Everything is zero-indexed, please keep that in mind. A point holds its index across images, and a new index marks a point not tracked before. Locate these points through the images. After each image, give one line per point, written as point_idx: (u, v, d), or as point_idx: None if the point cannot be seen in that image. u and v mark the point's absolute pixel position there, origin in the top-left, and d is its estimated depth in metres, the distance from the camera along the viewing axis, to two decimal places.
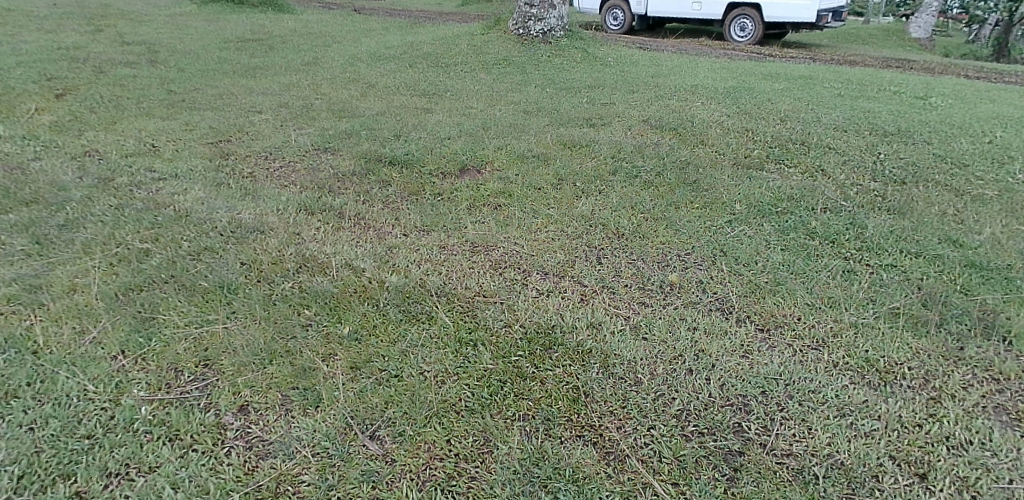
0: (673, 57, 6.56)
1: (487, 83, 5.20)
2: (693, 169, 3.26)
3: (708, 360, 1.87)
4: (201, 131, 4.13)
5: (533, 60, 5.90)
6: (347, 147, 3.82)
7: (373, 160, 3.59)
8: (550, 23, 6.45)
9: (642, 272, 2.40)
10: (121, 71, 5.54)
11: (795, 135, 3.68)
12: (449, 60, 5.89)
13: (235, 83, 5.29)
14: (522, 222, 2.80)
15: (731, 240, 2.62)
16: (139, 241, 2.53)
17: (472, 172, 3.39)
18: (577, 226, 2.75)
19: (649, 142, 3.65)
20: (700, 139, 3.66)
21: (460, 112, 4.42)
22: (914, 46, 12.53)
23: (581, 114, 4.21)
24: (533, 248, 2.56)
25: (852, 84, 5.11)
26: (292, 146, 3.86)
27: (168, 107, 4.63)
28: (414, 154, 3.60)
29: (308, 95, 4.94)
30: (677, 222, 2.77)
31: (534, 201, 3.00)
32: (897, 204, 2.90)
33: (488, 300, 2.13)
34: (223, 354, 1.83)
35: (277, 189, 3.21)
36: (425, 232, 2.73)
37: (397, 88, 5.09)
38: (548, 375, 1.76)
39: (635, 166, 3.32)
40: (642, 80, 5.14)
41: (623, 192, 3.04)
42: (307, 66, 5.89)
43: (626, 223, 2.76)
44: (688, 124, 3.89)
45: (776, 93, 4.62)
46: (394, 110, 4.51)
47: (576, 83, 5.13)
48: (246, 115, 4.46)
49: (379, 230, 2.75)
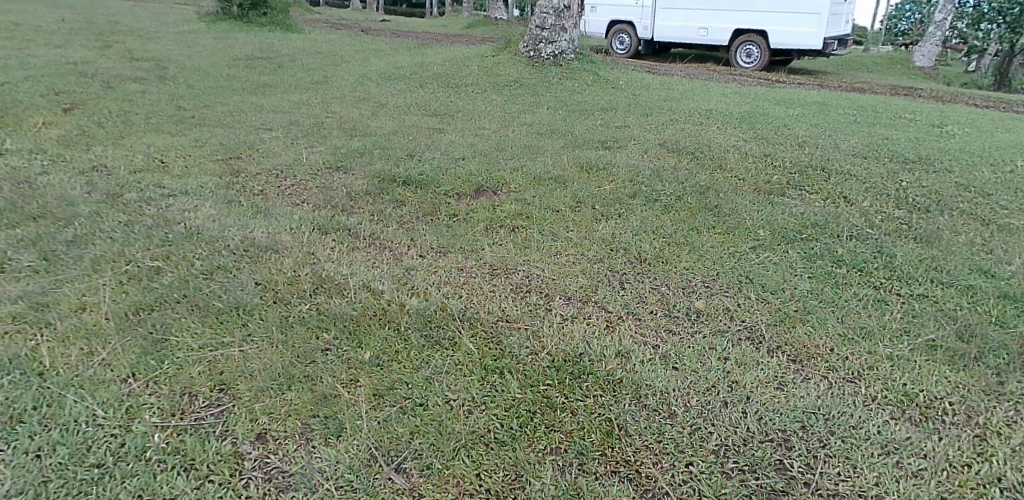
0: (683, 81, 6.59)
1: (500, 105, 5.19)
2: (714, 192, 3.22)
3: (743, 392, 1.80)
4: (211, 149, 4.10)
5: (544, 83, 5.90)
6: (360, 167, 3.77)
7: (387, 179, 3.56)
8: (561, 47, 6.49)
9: (667, 298, 2.35)
10: (131, 87, 5.53)
11: (814, 161, 3.64)
12: (461, 81, 5.88)
13: (244, 101, 5.28)
14: (541, 244, 2.77)
15: (756, 267, 2.57)
16: (150, 258, 2.47)
17: (489, 193, 3.36)
18: (598, 250, 2.71)
19: (667, 165, 3.60)
20: (719, 163, 3.62)
21: (473, 133, 4.40)
22: (919, 75, 12.64)
23: (597, 137, 4.18)
24: (554, 272, 2.52)
25: (866, 111, 5.09)
26: (304, 165, 3.84)
27: (178, 123, 4.62)
28: (429, 174, 3.56)
29: (319, 113, 4.93)
30: (701, 247, 2.72)
31: (552, 225, 2.95)
32: (924, 234, 2.85)
33: (512, 325, 2.07)
34: (239, 379, 1.76)
35: (290, 209, 3.19)
36: (443, 253, 2.73)
37: (409, 108, 5.08)
38: (579, 406, 1.68)
39: (654, 187, 3.28)
40: (656, 104, 5.12)
41: (643, 216, 2.98)
42: (319, 84, 5.89)
43: (647, 247, 2.71)
44: (706, 148, 3.84)
45: (791, 119, 4.60)
46: (407, 130, 4.49)
47: (589, 105, 5.11)
48: (257, 132, 4.44)
49: (396, 252, 2.74)
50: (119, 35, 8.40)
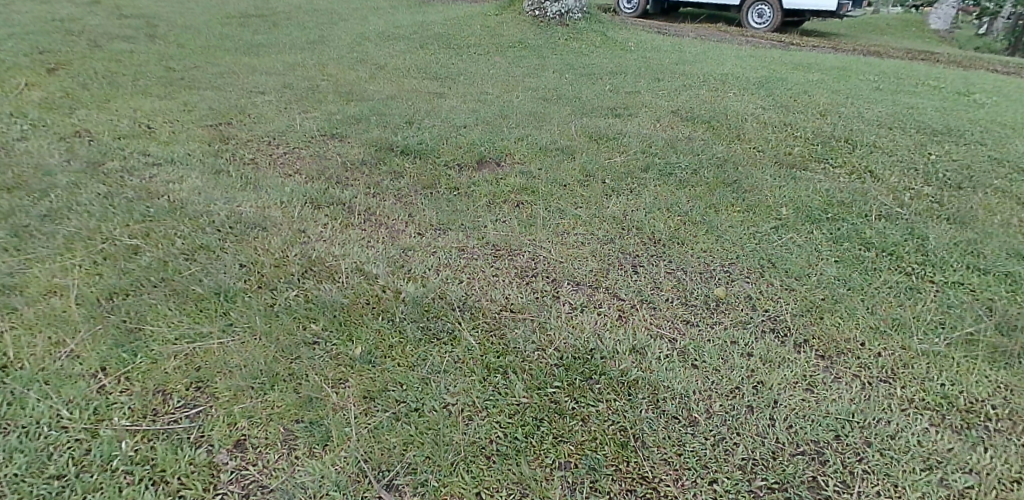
0: (696, 42, 6.25)
1: (503, 67, 4.91)
2: (731, 168, 2.91)
3: (769, 396, 1.65)
4: (199, 113, 3.86)
5: (550, 44, 5.58)
6: (355, 134, 3.55)
7: (384, 148, 3.35)
8: (568, 5, 6.10)
9: (684, 284, 2.18)
10: (116, 44, 5.24)
11: (838, 132, 3.27)
12: (462, 42, 5.57)
13: (237, 61, 4.99)
14: (547, 222, 2.59)
15: (780, 250, 2.37)
16: (127, 235, 2.29)
17: (491, 164, 3.15)
18: (608, 228, 2.52)
19: (680, 135, 3.29)
20: (736, 134, 3.28)
21: (475, 98, 4.16)
22: (938, 38, 12.15)
23: (605, 103, 3.87)
24: (562, 254, 2.34)
25: (891, 75, 4.73)
26: (297, 132, 3.61)
27: (165, 85, 4.36)
28: (428, 143, 3.34)
29: (313, 75, 4.65)
30: (719, 227, 2.50)
31: (559, 201, 2.75)
32: (959, 215, 2.60)
33: (516, 316, 1.90)
34: (218, 376, 1.61)
35: (280, 180, 3.00)
36: (442, 231, 2.57)
37: (407, 70, 4.80)
38: (590, 412, 1.52)
39: (667, 162, 2.98)
40: (666, 67, 4.72)
41: (655, 192, 2.74)
42: (313, 44, 5.58)
43: (662, 226, 2.52)
44: (722, 116, 3.50)
45: (815, 83, 4.17)
46: (405, 94, 4.23)
47: (597, 68, 4.80)
48: (248, 95, 4.18)
49: (392, 229, 2.58)
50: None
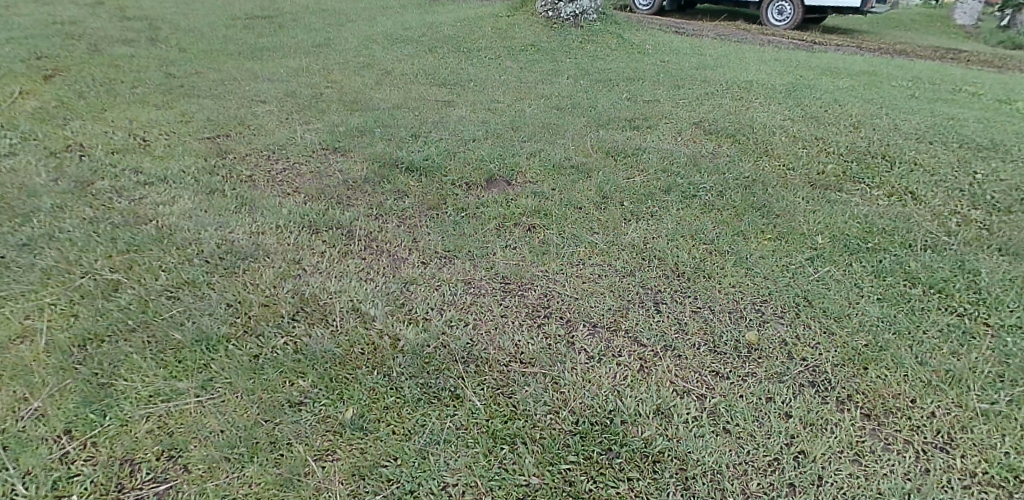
0: (715, 44, 6.00)
1: (514, 72, 4.71)
2: (760, 189, 2.67)
3: (812, 472, 1.46)
4: (198, 125, 3.70)
5: (563, 47, 5.35)
6: (358, 148, 3.37)
7: (387, 164, 3.17)
8: (582, 6, 5.86)
9: (711, 327, 1.98)
10: (117, 48, 5.09)
11: (873, 147, 3.03)
12: (471, 44, 5.37)
13: (239, 66, 4.80)
14: (560, 251, 2.40)
15: (816, 285, 2.16)
16: (109, 268, 2.14)
17: (501, 183, 2.96)
18: (627, 259, 2.32)
19: (704, 150, 3.06)
20: (764, 150, 3.04)
21: (485, 106, 3.97)
22: (964, 34, 11.73)
23: (623, 114, 3.64)
24: (576, 289, 2.15)
25: (926, 79, 4.46)
26: (298, 145, 3.45)
27: (164, 93, 4.21)
28: (434, 160, 3.15)
29: (317, 81, 4.48)
30: (749, 258, 2.29)
31: (573, 226, 2.55)
32: (1013, 244, 2.34)
33: (527, 369, 1.72)
34: (193, 444, 1.44)
35: (278, 201, 2.84)
36: (448, 260, 2.40)
37: (415, 76, 4.62)
38: (610, 495, 1.35)
39: (690, 182, 2.75)
40: (686, 72, 4.49)
41: (679, 216, 2.53)
42: (318, 47, 5.41)
43: (685, 256, 2.31)
44: (747, 129, 3.26)
45: (846, 91, 3.90)
46: (411, 102, 4.05)
47: (613, 73, 4.57)
48: (248, 104, 4.02)
49: (393, 258, 2.41)
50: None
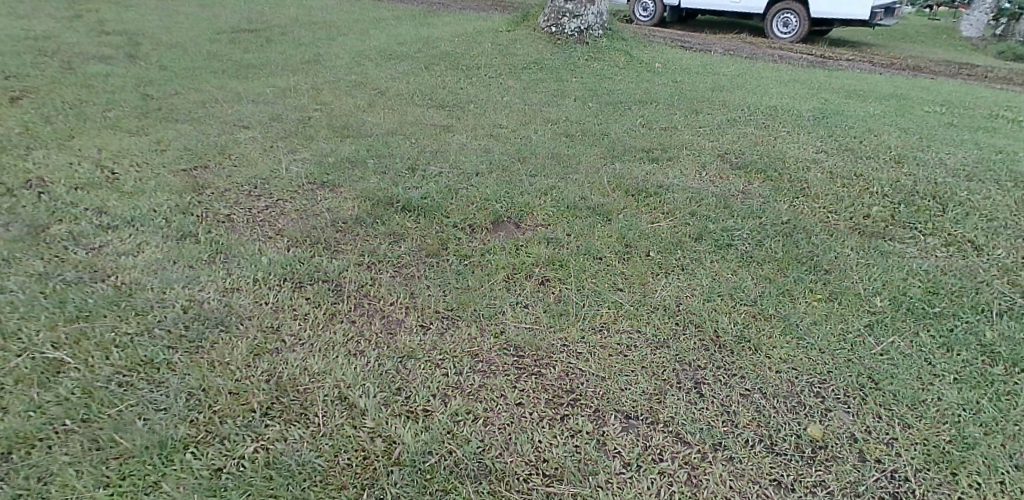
0: (726, 60, 5.72)
1: (517, 93, 4.41)
2: (803, 238, 2.38)
3: None
4: (173, 155, 3.38)
5: (568, 66, 5.06)
6: (350, 183, 3.06)
7: (382, 202, 2.86)
8: (588, 21, 5.58)
9: (764, 416, 1.66)
10: (93, 66, 4.77)
11: (920, 186, 2.75)
12: (471, 61, 5.07)
13: (223, 86, 4.49)
14: (580, 313, 2.09)
15: (880, 361, 1.85)
16: (52, 342, 1.81)
17: (509, 226, 2.65)
18: (659, 325, 2.01)
19: (734, 189, 2.76)
20: (800, 189, 2.75)
21: (488, 133, 3.67)
22: (969, 45, 11.54)
23: (639, 142, 3.35)
24: (602, 366, 1.84)
25: (956, 102, 4.20)
26: (283, 178, 3.13)
27: (140, 117, 3.89)
28: (433, 197, 2.84)
29: (306, 103, 4.16)
30: (799, 325, 1.98)
31: (593, 281, 2.25)
32: None
33: (551, 488, 1.41)
34: None
35: (258, 248, 2.52)
36: (450, 324, 2.08)
37: (411, 97, 4.31)
38: None
39: (723, 227, 2.45)
40: (702, 94, 4.21)
41: (714, 270, 2.23)
42: (308, 64, 5.09)
43: (726, 322, 2.00)
44: (779, 163, 2.98)
45: (878, 118, 3.62)
46: (408, 127, 3.74)
47: (624, 94, 4.28)
48: (231, 130, 3.70)
49: (387, 321, 2.09)
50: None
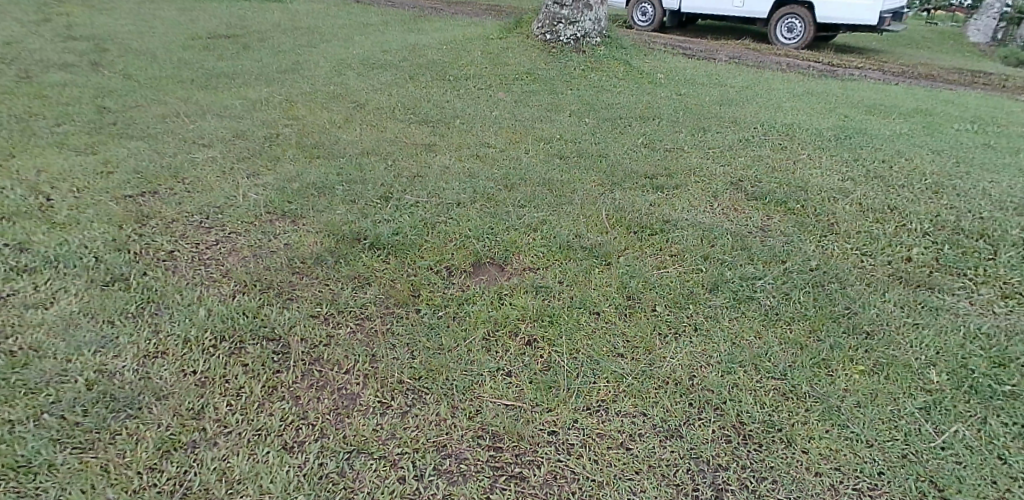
0: (732, 69, 5.37)
1: (508, 106, 4.05)
2: (836, 289, 2.03)
3: None
4: (119, 176, 3.01)
5: (564, 76, 4.70)
6: (313, 214, 2.69)
7: (347, 237, 2.49)
8: (584, 28, 5.23)
9: None
10: (48, 74, 4.38)
11: (965, 223, 2.39)
12: (459, 71, 4.72)
13: (188, 97, 4.12)
14: (573, 388, 1.72)
15: (947, 459, 1.47)
16: None
17: (492, 269, 2.28)
18: (670, 406, 1.64)
19: (751, 226, 2.40)
20: (828, 226, 2.39)
21: (473, 153, 3.31)
22: (979, 51, 11.21)
23: (641, 165, 2.99)
24: (600, 466, 1.47)
25: (986, 117, 3.85)
26: (239, 207, 2.76)
27: (90, 131, 3.51)
28: (406, 233, 2.48)
29: (276, 117, 3.80)
30: (840, 408, 1.61)
31: (590, 343, 1.88)
32: None
33: None
34: None
35: (197, 297, 2.15)
36: (415, 400, 1.71)
37: (392, 111, 3.95)
38: None
39: (742, 275, 2.08)
40: (710, 108, 3.86)
41: (734, 332, 1.86)
42: (284, 73, 4.73)
43: (751, 404, 1.63)
44: (801, 193, 2.62)
45: (905, 136, 3.25)
46: (385, 146, 3.38)
47: (624, 108, 3.92)
48: (188, 148, 3.33)
49: (339, 396, 1.72)
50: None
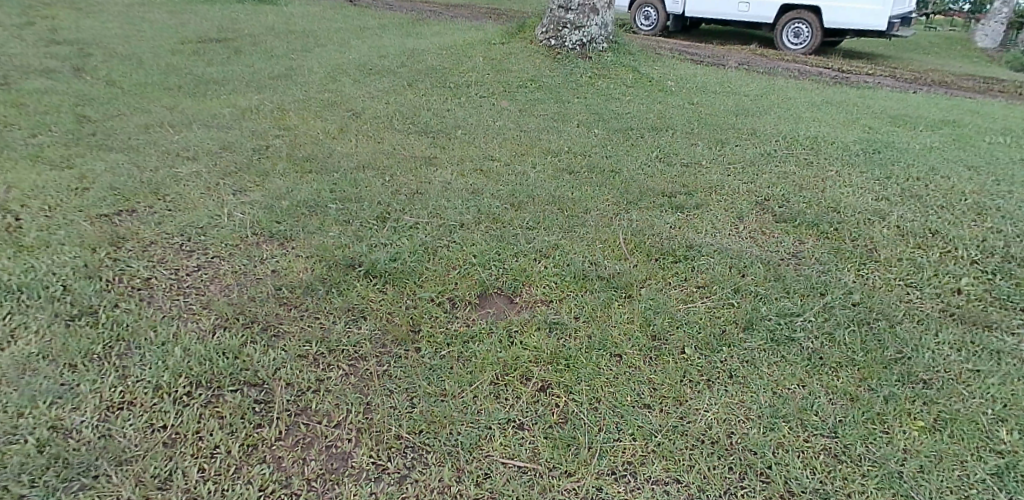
0: (743, 76, 5.18)
1: (512, 116, 3.84)
2: (884, 328, 1.82)
3: None
4: (94, 192, 2.79)
5: (570, 83, 4.50)
6: (304, 235, 2.47)
7: (340, 263, 2.27)
8: (591, 33, 5.04)
9: None
10: (27, 80, 4.16)
11: (1017, 250, 2.18)
12: (461, 77, 4.51)
13: (174, 106, 3.90)
14: (593, 447, 1.49)
15: None
16: None
17: (499, 300, 2.06)
18: (706, 471, 1.41)
19: (783, 252, 2.19)
20: (867, 252, 2.18)
21: (476, 167, 3.09)
22: (986, 56, 11.05)
23: (657, 182, 2.78)
24: None
25: (1015, 129, 3.66)
26: (224, 227, 2.54)
27: (67, 142, 3.28)
28: (405, 259, 2.26)
29: (266, 127, 3.58)
30: (900, 473, 1.38)
31: (611, 391, 1.66)
32: None
33: None
34: None
35: (172, 334, 1.94)
36: (413, 461, 1.49)
37: (390, 120, 3.74)
38: None
39: (779, 311, 1.87)
40: (725, 118, 3.65)
41: (775, 380, 1.65)
42: (277, 79, 4.51)
43: (801, 469, 1.40)
44: (833, 214, 2.41)
45: (937, 151, 3.05)
46: (382, 160, 3.17)
47: (634, 118, 3.72)
48: (172, 161, 3.11)
49: (327, 457, 1.50)
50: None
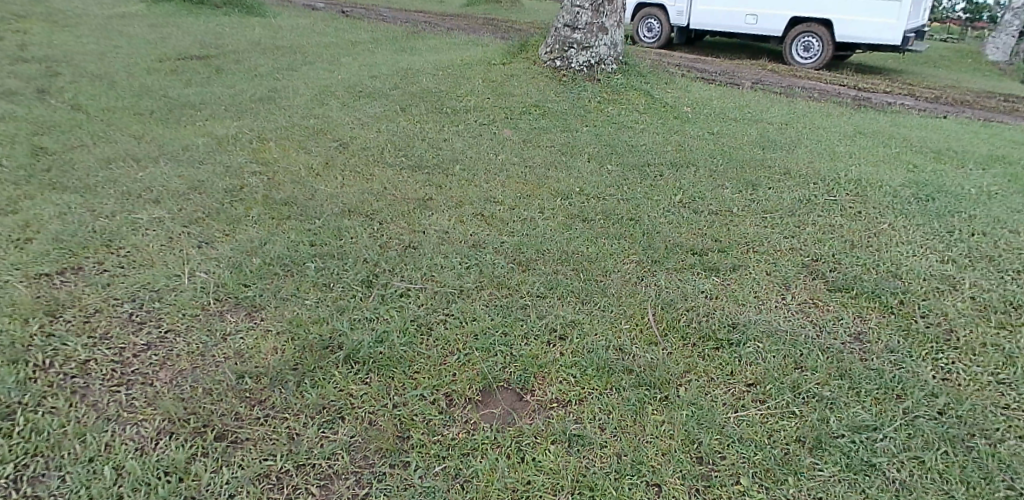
0: (761, 99, 4.85)
1: (516, 148, 3.50)
2: (992, 449, 1.43)
3: None
4: (37, 244, 2.41)
5: (577, 109, 4.16)
6: (276, 304, 2.11)
7: (316, 343, 1.90)
8: (599, 53, 4.72)
9: None
10: None
11: None
12: (459, 102, 4.17)
13: (143, 135, 3.54)
14: None
15: None
16: None
17: (504, 398, 1.67)
18: None
19: (844, 333, 1.85)
20: (943, 335, 1.84)
21: (477, 212, 2.74)
22: (999, 70, 10.77)
23: (684, 234, 2.44)
24: None
25: None
26: (184, 292, 2.17)
27: (15, 179, 2.91)
28: (392, 340, 1.90)
29: (243, 161, 3.23)
30: None
31: None
32: None
33: None
34: None
35: (104, 445, 1.53)
36: None
37: (381, 153, 3.39)
38: None
39: (854, 424, 1.50)
40: (751, 153, 3.31)
41: None
42: (260, 103, 4.16)
43: None
44: (893, 282, 2.08)
45: (994, 198, 2.72)
46: (370, 203, 2.81)
47: (650, 152, 3.38)
48: (133, 205, 2.75)
49: None
50: (26, 7, 6.49)
